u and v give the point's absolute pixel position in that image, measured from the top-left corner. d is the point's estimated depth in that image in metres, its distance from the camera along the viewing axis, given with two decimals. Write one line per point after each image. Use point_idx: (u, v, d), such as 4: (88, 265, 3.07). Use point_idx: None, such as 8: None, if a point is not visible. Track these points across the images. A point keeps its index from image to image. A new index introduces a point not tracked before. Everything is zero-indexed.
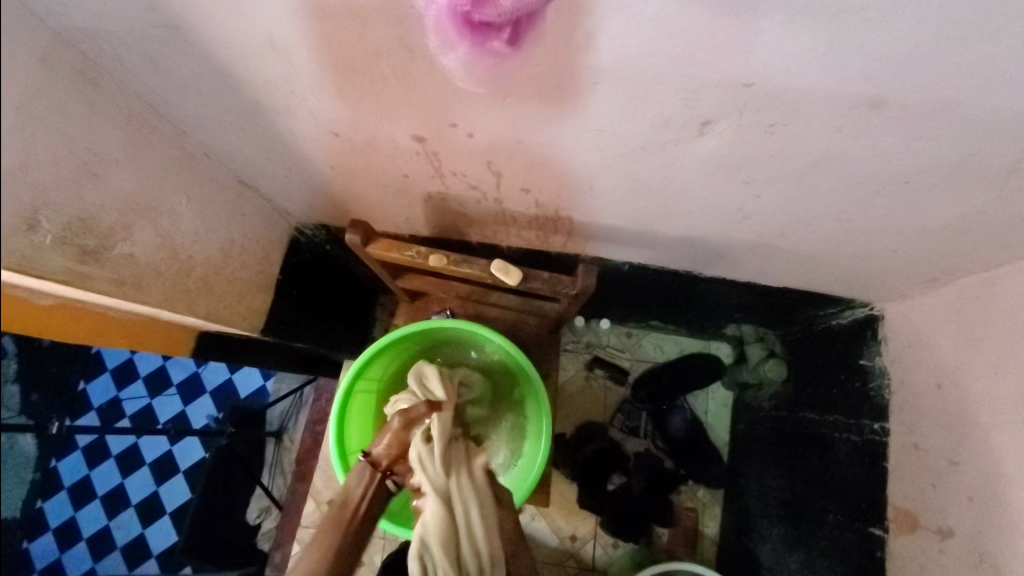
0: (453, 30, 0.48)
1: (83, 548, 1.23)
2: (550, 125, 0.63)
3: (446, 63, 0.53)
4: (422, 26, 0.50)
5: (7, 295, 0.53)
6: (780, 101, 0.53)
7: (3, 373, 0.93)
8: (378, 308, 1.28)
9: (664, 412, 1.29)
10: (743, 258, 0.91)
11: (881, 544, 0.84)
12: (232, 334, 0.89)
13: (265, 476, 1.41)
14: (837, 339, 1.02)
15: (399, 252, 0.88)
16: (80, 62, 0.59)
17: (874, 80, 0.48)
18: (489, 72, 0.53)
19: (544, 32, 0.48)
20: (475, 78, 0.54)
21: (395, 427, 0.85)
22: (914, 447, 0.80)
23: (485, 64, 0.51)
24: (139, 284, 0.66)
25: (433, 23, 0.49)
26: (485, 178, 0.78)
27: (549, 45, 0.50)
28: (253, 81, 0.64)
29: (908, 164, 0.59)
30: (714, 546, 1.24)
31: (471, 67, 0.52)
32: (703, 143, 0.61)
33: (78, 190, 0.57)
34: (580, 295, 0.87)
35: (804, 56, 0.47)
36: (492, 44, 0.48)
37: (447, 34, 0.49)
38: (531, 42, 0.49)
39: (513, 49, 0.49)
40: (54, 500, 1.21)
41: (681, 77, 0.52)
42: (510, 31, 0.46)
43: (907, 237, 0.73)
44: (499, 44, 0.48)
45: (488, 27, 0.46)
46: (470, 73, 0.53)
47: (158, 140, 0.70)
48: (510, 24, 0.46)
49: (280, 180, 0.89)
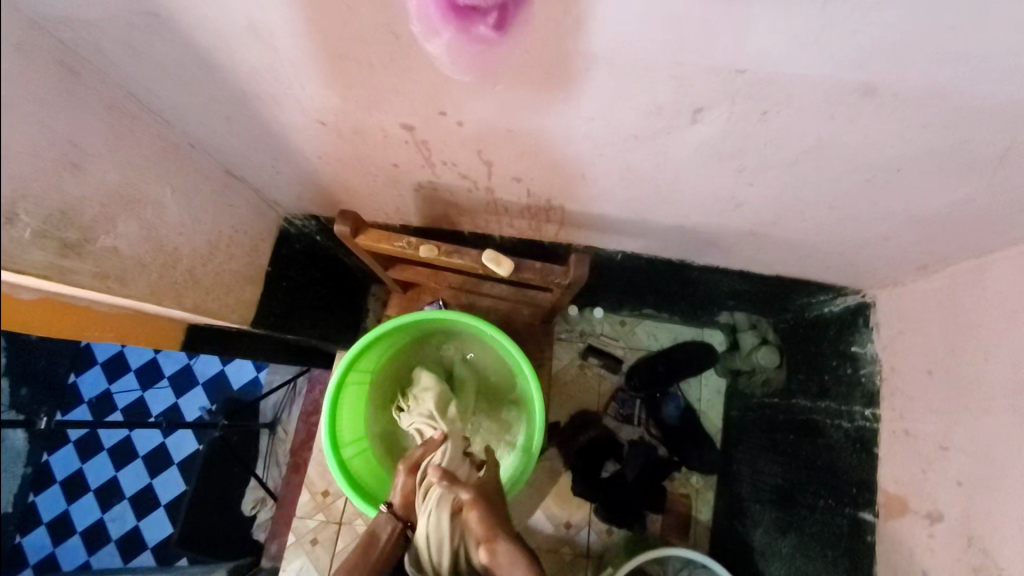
0: (438, 16, 0.48)
1: (78, 541, 1.26)
2: (538, 113, 0.62)
3: (431, 48, 0.52)
4: (403, 14, 0.49)
5: None
6: (775, 88, 0.52)
7: None
8: (370, 300, 1.29)
9: (658, 401, 1.30)
10: (737, 245, 0.91)
11: (870, 528, 0.84)
12: (220, 325, 0.87)
13: (259, 467, 1.41)
14: (828, 326, 1.02)
15: (391, 243, 0.87)
16: (59, 51, 0.57)
17: (870, 66, 0.47)
18: (479, 59, 0.52)
19: (532, 19, 0.47)
20: (463, 65, 0.54)
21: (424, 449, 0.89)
22: (904, 433, 0.81)
23: (472, 50, 0.51)
24: (123, 278, 0.65)
25: (419, 8, 0.48)
26: (476, 167, 0.77)
27: (540, 33, 0.48)
28: (239, 70, 0.62)
29: (901, 151, 0.59)
30: (708, 531, 1.25)
31: (457, 53, 0.52)
32: (695, 131, 0.61)
33: (58, 181, 0.55)
34: (572, 286, 0.86)
35: (800, 41, 0.46)
36: (477, 28, 0.48)
37: (431, 20, 0.48)
38: (521, 30, 0.48)
39: (501, 35, 0.48)
40: (48, 495, 1.24)
41: (674, 64, 0.50)
42: (498, 16, 0.46)
43: (898, 223, 0.73)
44: (485, 29, 0.48)
45: (474, 13, 0.46)
46: (456, 60, 0.53)
47: (141, 130, 0.69)
48: (498, 10, 0.46)
49: (268, 171, 0.88)
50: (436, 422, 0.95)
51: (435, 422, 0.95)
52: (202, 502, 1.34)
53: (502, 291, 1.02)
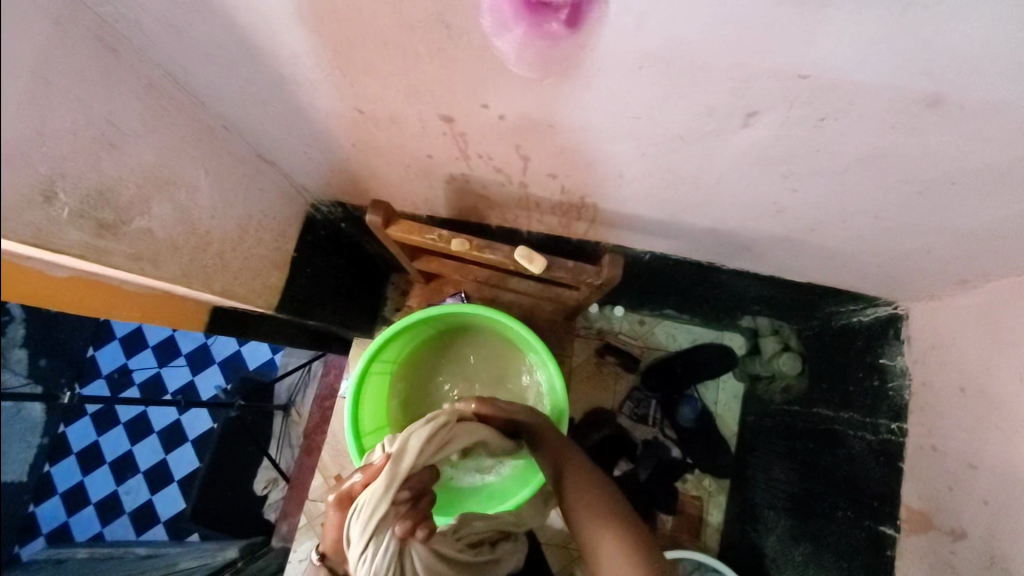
0: (510, 11, 0.47)
1: (92, 513, 1.21)
2: (584, 109, 0.60)
3: (498, 45, 0.51)
4: (470, 8, 0.48)
5: (17, 268, 0.51)
6: (836, 93, 0.50)
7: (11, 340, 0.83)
8: (391, 287, 1.30)
9: (675, 402, 1.29)
10: (771, 251, 0.89)
11: (891, 542, 0.83)
12: (244, 309, 0.85)
13: (273, 448, 1.53)
14: (857, 336, 1.00)
15: (421, 235, 0.86)
16: (99, 27, 0.56)
17: (940, 77, 0.46)
18: (546, 55, 0.51)
19: (603, 17, 0.46)
20: (524, 62, 0.53)
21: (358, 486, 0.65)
22: (932, 449, 0.80)
23: (539, 47, 0.50)
24: (156, 259, 0.65)
25: (488, 4, 0.47)
26: (512, 161, 0.76)
27: (606, 30, 0.47)
28: (281, 55, 0.61)
29: (959, 164, 0.56)
30: (717, 534, 1.23)
31: (523, 50, 0.51)
32: (745, 134, 0.59)
33: (96, 162, 0.55)
34: (603, 285, 0.85)
35: (869, 47, 0.44)
36: (547, 23, 0.47)
37: (502, 14, 0.48)
38: (591, 28, 0.47)
39: (571, 31, 0.48)
40: (60, 468, 1.11)
41: (732, 65, 0.49)
42: (569, 12, 0.46)
43: (942, 238, 0.70)
44: (554, 23, 0.47)
45: (545, 6, 0.46)
46: (521, 56, 0.52)
47: (177, 111, 0.68)
48: (569, 5, 0.45)
49: (299, 156, 0.87)
50: (388, 446, 0.66)
51: (389, 447, 0.66)
52: (215, 482, 1.42)
53: (528, 287, 1.00)
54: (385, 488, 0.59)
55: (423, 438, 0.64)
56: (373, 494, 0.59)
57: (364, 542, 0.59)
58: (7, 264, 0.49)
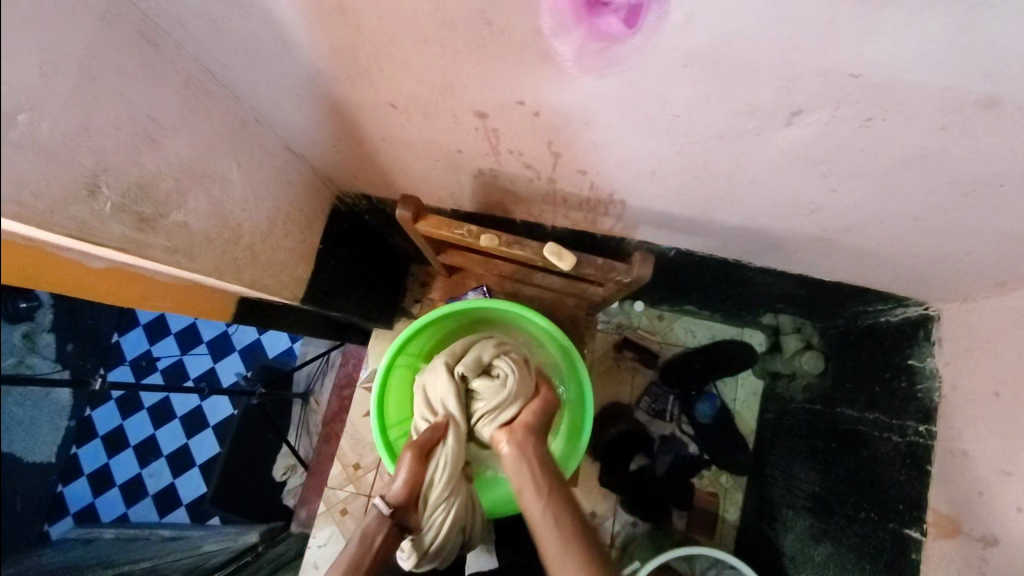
0: (569, 12, 0.47)
1: (114, 495, 1.43)
2: (620, 107, 0.59)
3: (558, 47, 0.51)
4: (533, 10, 0.47)
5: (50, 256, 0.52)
6: (889, 94, 0.49)
7: (40, 321, 1.15)
8: (411, 278, 1.31)
9: (694, 398, 1.28)
10: (801, 249, 0.87)
11: (916, 545, 0.83)
12: (270, 300, 0.86)
13: (292, 435, 1.42)
14: (884, 336, 0.99)
15: (449, 230, 0.86)
16: (139, 22, 0.57)
17: (1000, 79, 0.44)
18: (603, 57, 0.51)
19: (663, 19, 0.46)
20: (584, 64, 0.53)
21: (412, 457, 0.85)
22: (962, 453, 0.79)
23: (595, 49, 0.50)
24: (191, 252, 0.64)
25: (548, 4, 0.46)
26: (543, 157, 0.76)
27: (663, 31, 0.47)
28: (318, 52, 0.61)
29: (1011, 167, 0.55)
30: (734, 532, 1.22)
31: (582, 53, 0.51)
32: (788, 133, 0.58)
33: (137, 155, 0.55)
34: (632, 283, 0.85)
35: (925, 47, 0.43)
36: (605, 22, 0.47)
37: (562, 17, 0.47)
38: (648, 29, 0.47)
39: (628, 31, 0.47)
40: (87, 449, 1.45)
41: (782, 64, 0.48)
42: (626, 13, 0.45)
43: (984, 241, 0.69)
44: (613, 23, 0.47)
45: (604, 6, 0.45)
46: (576, 58, 0.52)
47: (214, 106, 0.68)
48: (627, 8, 0.45)
49: (327, 149, 0.87)
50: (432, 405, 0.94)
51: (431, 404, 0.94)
52: (234, 467, 1.42)
53: (553, 282, 1.00)
54: (458, 443, 0.88)
55: (455, 407, 0.92)
56: (450, 448, 0.88)
57: (450, 490, 0.87)
58: (39, 250, 0.51)
